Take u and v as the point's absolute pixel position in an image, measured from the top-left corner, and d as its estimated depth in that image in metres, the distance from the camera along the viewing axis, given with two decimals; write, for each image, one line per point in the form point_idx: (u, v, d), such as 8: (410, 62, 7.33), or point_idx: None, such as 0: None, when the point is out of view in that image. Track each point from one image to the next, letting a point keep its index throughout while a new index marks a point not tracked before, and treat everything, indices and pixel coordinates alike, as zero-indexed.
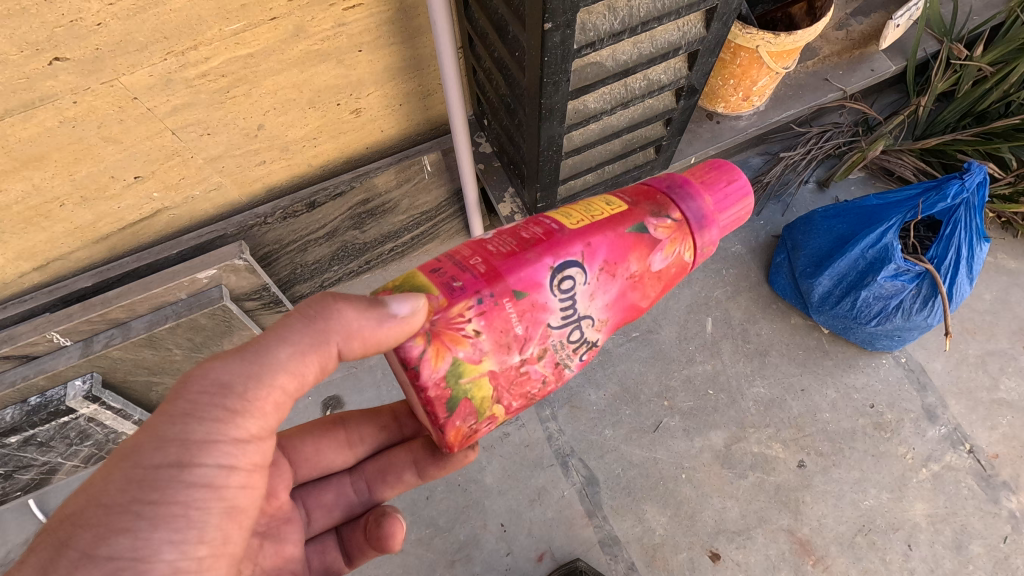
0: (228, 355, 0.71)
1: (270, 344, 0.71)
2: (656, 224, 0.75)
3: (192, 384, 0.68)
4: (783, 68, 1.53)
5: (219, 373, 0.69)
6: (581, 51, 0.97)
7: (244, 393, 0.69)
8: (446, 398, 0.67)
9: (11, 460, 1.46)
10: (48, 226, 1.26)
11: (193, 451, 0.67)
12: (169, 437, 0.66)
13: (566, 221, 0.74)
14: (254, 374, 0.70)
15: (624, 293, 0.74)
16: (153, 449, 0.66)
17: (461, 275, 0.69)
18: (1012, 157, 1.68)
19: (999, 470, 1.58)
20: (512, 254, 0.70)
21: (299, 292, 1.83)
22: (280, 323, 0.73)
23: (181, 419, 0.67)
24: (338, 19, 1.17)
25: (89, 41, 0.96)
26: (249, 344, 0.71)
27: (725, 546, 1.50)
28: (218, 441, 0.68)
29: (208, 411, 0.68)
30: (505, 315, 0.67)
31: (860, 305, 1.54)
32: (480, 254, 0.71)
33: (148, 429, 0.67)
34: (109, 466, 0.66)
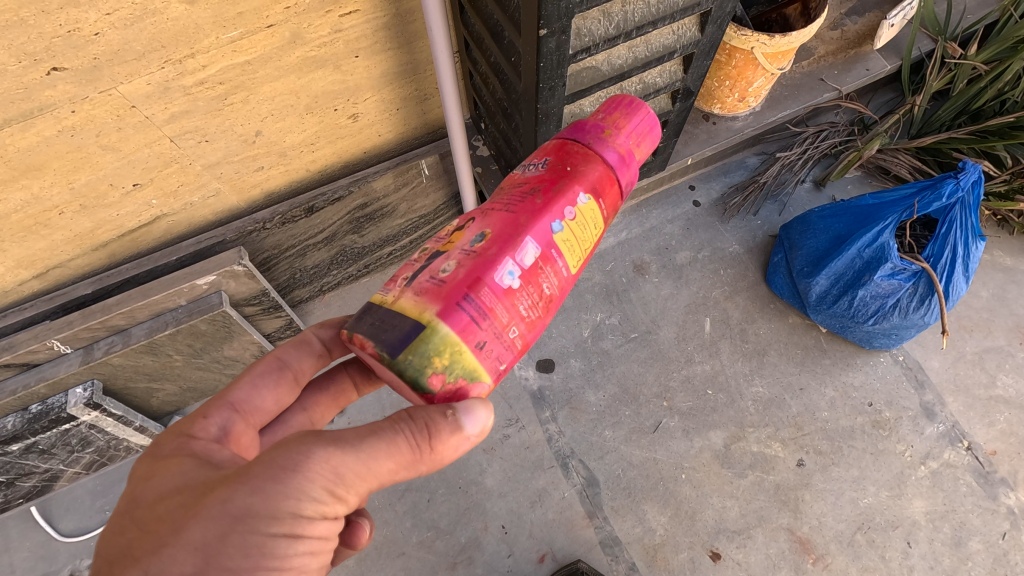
0: (347, 440, 0.62)
1: (378, 453, 0.63)
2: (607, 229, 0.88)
3: (306, 460, 0.59)
4: (778, 68, 1.54)
5: (336, 462, 0.61)
6: (576, 56, 0.97)
7: (352, 485, 0.62)
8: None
9: (12, 468, 1.46)
10: (47, 235, 1.26)
11: (304, 526, 0.59)
12: (284, 510, 0.58)
13: (568, 256, 0.78)
14: (363, 473, 0.62)
15: None
16: (269, 518, 0.57)
17: (506, 356, 0.72)
18: (1007, 155, 1.67)
19: (997, 467, 1.59)
20: (541, 318, 0.76)
21: (299, 296, 1.83)
22: (389, 430, 0.64)
23: (294, 494, 0.58)
24: (335, 25, 1.17)
25: (87, 51, 0.96)
26: (363, 441, 0.63)
27: (725, 545, 1.51)
28: (323, 518, 0.60)
29: (315, 494, 0.59)
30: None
31: (857, 304, 1.55)
32: (517, 322, 0.72)
33: (261, 491, 0.57)
34: (220, 526, 0.57)
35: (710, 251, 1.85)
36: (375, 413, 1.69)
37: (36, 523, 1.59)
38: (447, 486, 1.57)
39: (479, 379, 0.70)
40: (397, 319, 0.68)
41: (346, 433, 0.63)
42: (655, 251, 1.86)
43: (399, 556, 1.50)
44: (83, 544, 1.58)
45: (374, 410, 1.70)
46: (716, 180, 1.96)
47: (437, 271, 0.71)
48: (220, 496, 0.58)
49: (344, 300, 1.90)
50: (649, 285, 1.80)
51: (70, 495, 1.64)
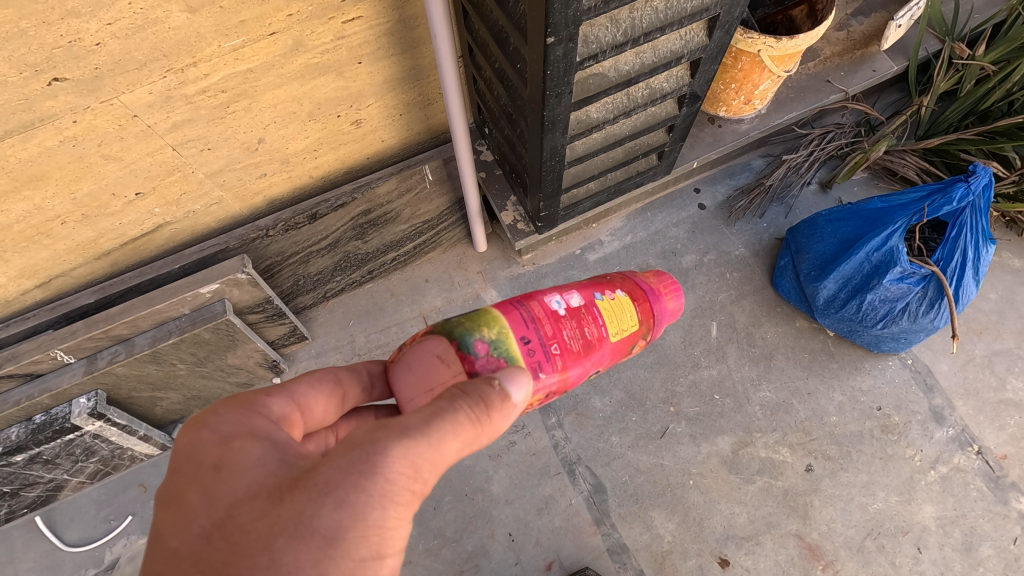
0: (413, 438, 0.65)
1: (446, 432, 0.66)
2: (645, 335, 1.03)
3: (387, 463, 0.63)
4: (784, 71, 1.52)
5: (409, 458, 0.64)
6: (583, 64, 0.96)
7: (427, 480, 0.66)
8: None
9: (17, 478, 1.46)
10: (49, 244, 1.25)
11: (387, 533, 0.64)
12: (369, 523, 0.63)
13: (602, 323, 0.95)
14: (434, 464, 0.66)
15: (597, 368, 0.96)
16: (358, 537, 0.62)
17: (543, 358, 0.88)
18: (1015, 156, 1.65)
19: (1007, 471, 1.57)
20: (573, 351, 0.91)
21: (302, 303, 1.80)
22: (449, 411, 0.68)
23: (376, 501, 0.63)
24: (337, 32, 1.16)
25: (88, 61, 0.95)
26: (429, 427, 0.66)
27: (733, 552, 1.50)
28: (401, 523, 0.65)
29: (398, 496, 0.64)
30: (554, 389, 0.91)
31: (866, 308, 1.53)
32: (558, 342, 0.90)
33: (348, 507, 0.62)
34: (314, 550, 0.60)
35: (716, 254, 1.84)
36: None
37: (40, 533, 1.58)
38: (453, 494, 1.56)
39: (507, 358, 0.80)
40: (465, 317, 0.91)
41: (406, 428, 0.66)
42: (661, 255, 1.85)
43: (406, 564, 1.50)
44: (88, 554, 1.56)
45: None
46: (721, 183, 1.94)
47: None
48: (307, 514, 0.61)
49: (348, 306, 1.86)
50: None
51: (74, 504, 1.62)
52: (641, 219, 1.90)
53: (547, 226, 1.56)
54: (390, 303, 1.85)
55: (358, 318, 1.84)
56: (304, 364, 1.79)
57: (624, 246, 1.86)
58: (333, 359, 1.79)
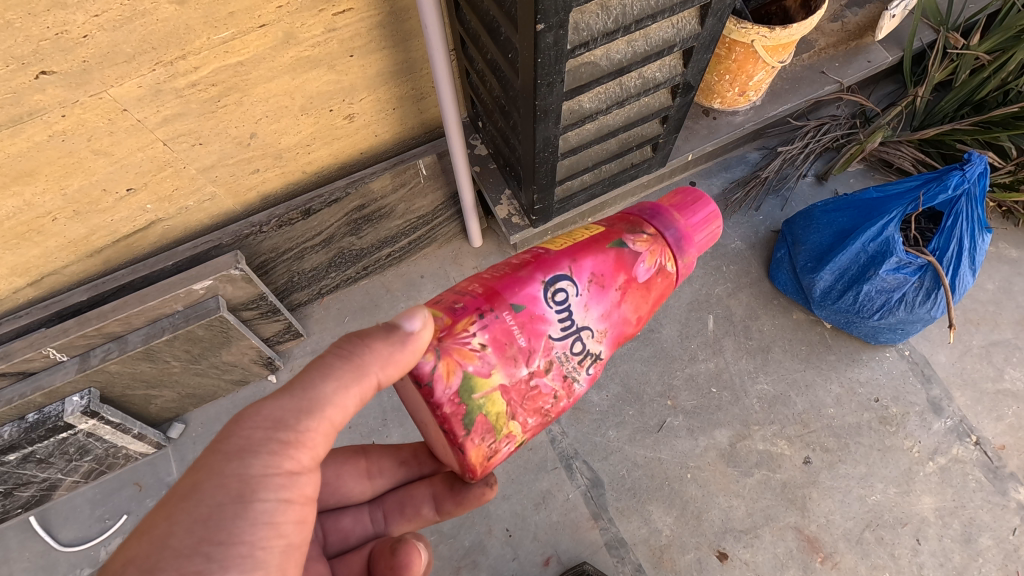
0: (277, 391, 0.70)
1: (315, 378, 0.70)
2: (634, 239, 0.78)
3: (245, 419, 0.68)
4: (779, 61, 1.52)
5: (272, 409, 0.68)
6: (574, 51, 0.95)
7: (298, 426, 0.68)
8: (461, 413, 0.69)
9: (11, 478, 1.45)
10: (40, 241, 1.24)
11: (255, 483, 0.65)
12: (228, 474, 0.65)
13: (552, 244, 0.78)
14: (304, 409, 0.68)
15: (618, 303, 0.76)
16: (214, 486, 0.64)
17: (461, 298, 0.72)
18: (1012, 146, 1.67)
19: (1006, 462, 1.57)
20: (505, 275, 0.73)
21: (297, 300, 1.78)
22: (319, 360, 0.71)
23: (236, 455, 0.66)
24: (328, 24, 1.15)
25: (76, 54, 0.95)
26: (295, 380, 0.70)
27: (732, 545, 1.49)
28: (275, 471, 0.67)
29: (261, 446, 0.66)
30: (506, 328, 0.70)
31: (862, 299, 1.53)
32: (478, 281, 0.75)
33: (205, 466, 0.66)
34: (170, 506, 0.64)
35: (712, 247, 1.83)
36: (376, 417, 1.68)
37: (35, 533, 1.57)
38: None
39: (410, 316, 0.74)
40: None
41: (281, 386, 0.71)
42: None
43: None
44: (84, 554, 1.55)
45: (375, 413, 1.68)
46: (717, 176, 1.94)
47: None
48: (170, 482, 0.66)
49: (343, 303, 1.84)
50: None
51: (69, 504, 1.61)
52: None
53: (542, 220, 1.56)
54: (385, 299, 1.84)
55: (353, 315, 1.83)
56: (300, 361, 1.78)
57: None
58: None
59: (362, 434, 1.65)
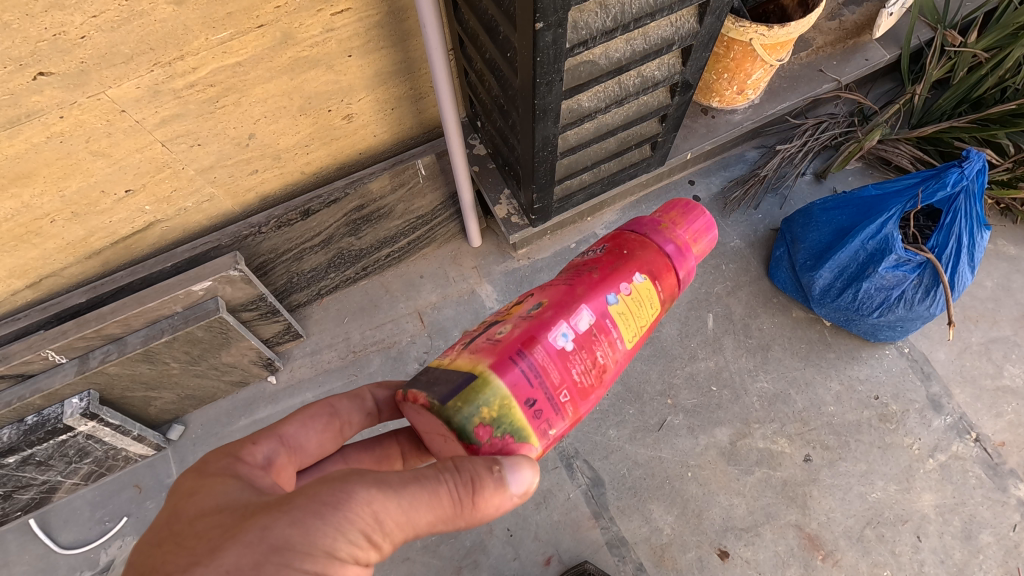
0: (389, 488, 0.64)
1: (424, 500, 0.65)
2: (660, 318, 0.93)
3: (353, 498, 0.62)
4: (777, 59, 1.52)
5: (377, 505, 0.63)
6: (573, 50, 0.95)
7: (387, 536, 0.63)
8: None
9: (10, 481, 1.44)
10: (39, 243, 1.24)
11: (335, 568, 0.60)
12: (318, 546, 0.59)
13: (625, 336, 0.84)
14: (399, 523, 0.64)
15: None
16: (304, 553, 0.58)
17: (556, 419, 0.77)
18: (1010, 143, 1.66)
19: (1006, 458, 1.57)
20: (590, 389, 0.80)
21: (296, 301, 1.78)
22: (434, 479, 0.66)
23: (332, 531, 0.60)
24: (326, 24, 1.15)
25: (74, 55, 0.94)
26: (409, 487, 0.64)
27: (733, 543, 1.49)
28: (351, 563, 0.61)
29: (353, 536, 0.61)
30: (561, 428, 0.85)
31: (861, 297, 1.53)
32: (567, 388, 0.77)
33: (300, 523, 0.60)
34: (258, 553, 0.57)
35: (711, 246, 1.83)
36: None
37: (35, 536, 1.57)
38: None
39: (505, 435, 0.73)
40: (451, 374, 0.75)
41: (391, 480, 0.65)
42: None
43: (404, 561, 1.49)
44: (83, 556, 1.55)
45: None
46: (716, 175, 1.94)
47: (493, 333, 0.79)
48: (261, 523, 0.60)
49: (342, 304, 1.84)
50: None
51: (69, 506, 1.60)
52: (635, 211, 1.90)
53: (541, 220, 1.56)
54: (385, 299, 1.84)
55: (352, 315, 1.82)
56: (299, 362, 1.77)
57: None
58: (328, 357, 1.77)
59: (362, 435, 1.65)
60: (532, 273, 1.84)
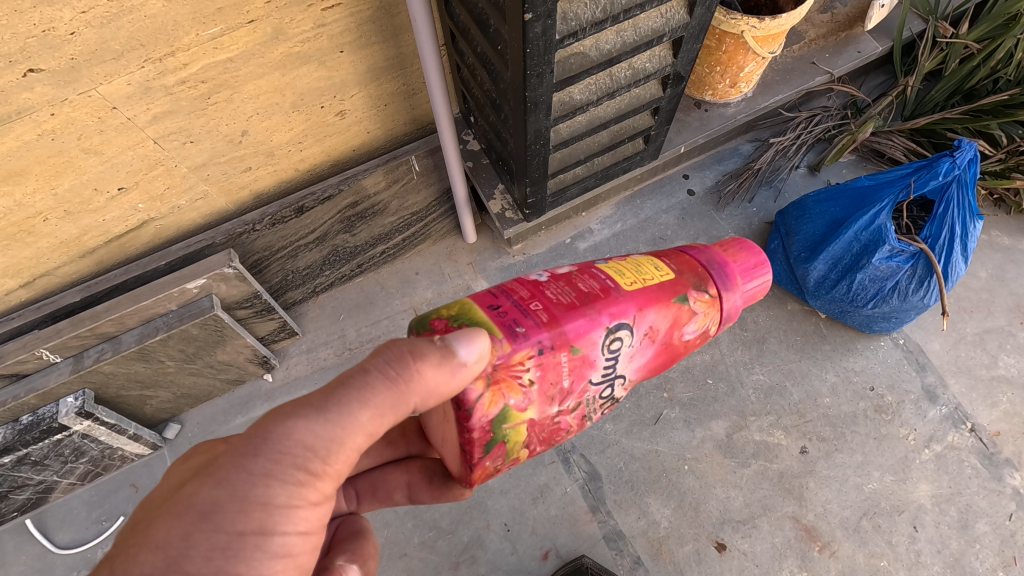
0: (309, 411, 0.65)
1: (352, 403, 0.66)
2: (696, 297, 0.79)
3: (275, 441, 0.63)
4: (769, 52, 1.52)
5: (303, 433, 0.64)
6: (562, 42, 0.96)
7: (327, 455, 0.65)
8: (486, 439, 0.69)
9: (6, 481, 1.44)
10: (31, 242, 1.24)
11: (276, 515, 0.62)
12: (250, 500, 0.61)
13: (620, 279, 0.76)
14: (336, 435, 0.65)
15: (658, 354, 0.79)
16: (235, 513, 0.61)
17: (523, 321, 0.69)
18: (1002, 133, 1.68)
19: (1001, 448, 1.57)
20: (571, 306, 0.71)
21: (291, 298, 1.78)
22: (360, 376, 0.67)
23: (261, 480, 0.62)
24: (317, 20, 1.15)
25: (64, 52, 0.94)
26: (331, 399, 0.66)
27: (730, 536, 1.49)
28: (298, 504, 0.63)
29: (287, 475, 0.63)
30: (558, 368, 0.69)
31: (856, 288, 1.54)
32: (540, 299, 0.72)
33: (224, 483, 0.61)
34: (187, 524, 0.60)
35: (706, 240, 1.83)
36: None
37: (31, 536, 1.56)
38: None
39: (463, 324, 0.70)
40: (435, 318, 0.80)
41: (313, 401, 0.66)
42: (651, 242, 1.84)
43: (401, 557, 1.49)
44: (80, 557, 1.55)
45: None
46: (710, 169, 1.94)
47: None
48: (188, 493, 0.62)
49: (338, 301, 1.84)
50: None
51: (65, 506, 1.60)
52: (630, 206, 1.90)
53: (535, 214, 1.56)
54: (380, 296, 1.84)
55: (348, 313, 1.82)
56: (295, 360, 1.77)
57: (614, 234, 1.86)
58: (324, 354, 1.77)
59: None
60: (527, 268, 1.83)
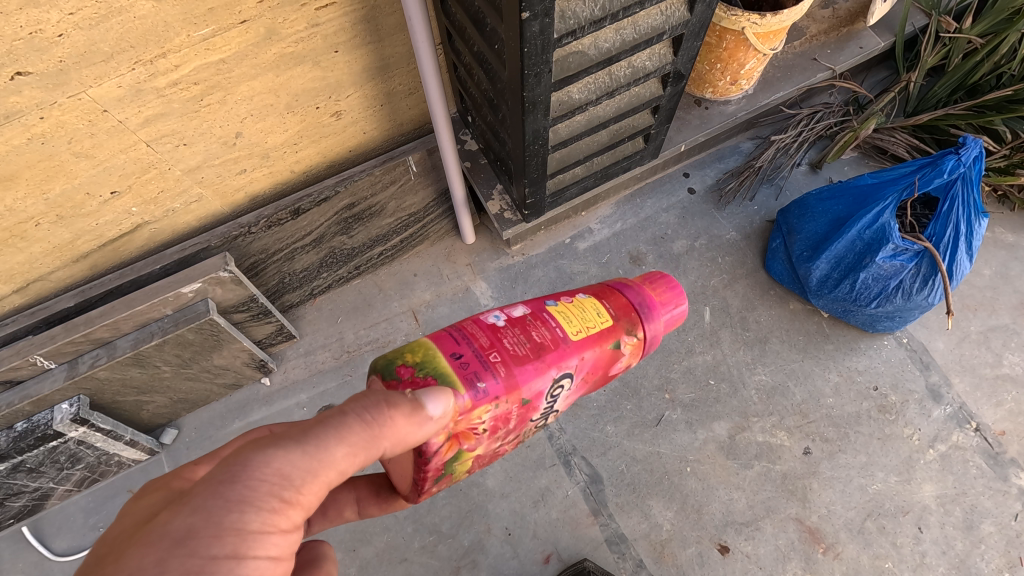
0: (289, 442, 0.64)
1: (329, 438, 0.65)
2: (628, 342, 0.86)
3: (252, 467, 0.61)
4: (770, 49, 1.50)
5: (280, 461, 0.62)
6: (561, 40, 0.94)
7: (302, 486, 0.63)
8: (438, 473, 0.79)
9: (1, 489, 1.42)
10: (24, 247, 1.22)
11: (250, 541, 0.59)
12: (225, 525, 0.58)
13: (568, 328, 0.83)
14: (311, 469, 0.64)
15: (587, 387, 0.88)
16: (210, 537, 0.57)
17: (483, 375, 0.76)
18: (1007, 129, 1.65)
19: (1006, 447, 1.56)
20: (525, 361, 0.78)
21: (289, 301, 1.76)
22: (338, 415, 0.67)
23: (236, 505, 0.59)
24: (311, 19, 1.13)
25: (52, 54, 0.92)
26: (310, 433, 0.65)
27: (733, 538, 1.48)
28: (271, 530, 0.61)
29: (262, 501, 0.61)
30: (507, 415, 0.78)
31: (859, 287, 1.52)
32: (498, 350, 0.78)
33: (201, 509, 0.58)
34: (160, 550, 0.56)
35: (707, 239, 1.82)
36: None
37: (28, 543, 1.55)
38: (448, 489, 1.53)
39: (427, 377, 0.75)
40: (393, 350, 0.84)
41: (291, 435, 0.65)
42: (652, 241, 1.83)
43: (401, 562, 1.47)
44: (77, 564, 1.53)
45: None
46: (710, 166, 1.92)
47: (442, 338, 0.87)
48: (161, 521, 0.58)
49: (336, 303, 1.82)
50: None
51: (62, 512, 1.58)
52: (630, 205, 1.88)
53: (534, 215, 1.54)
54: (378, 298, 1.82)
55: (346, 315, 1.80)
56: (293, 363, 1.75)
57: (614, 233, 1.84)
58: (322, 357, 1.75)
59: None
60: (526, 269, 1.81)
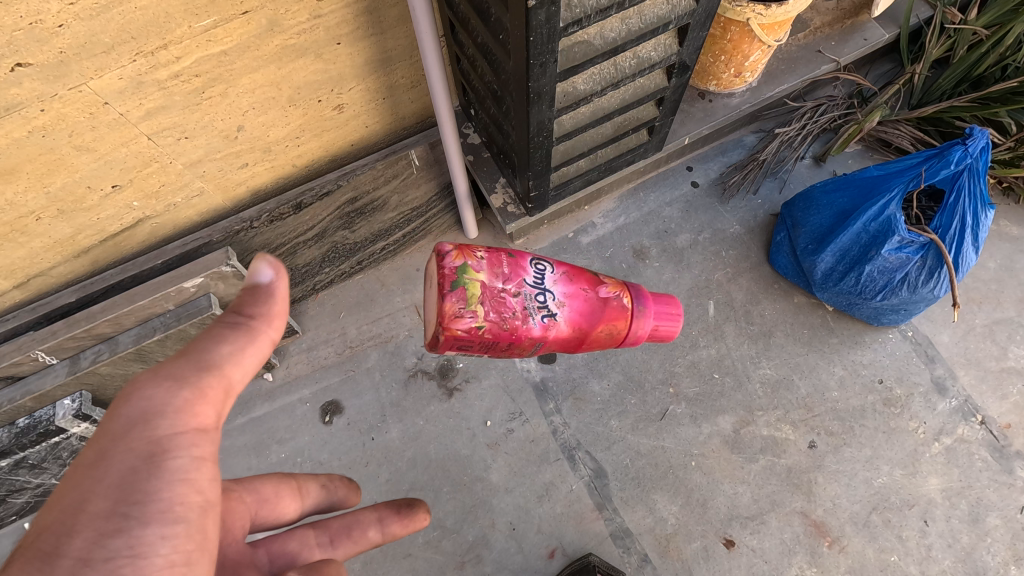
0: (168, 360, 0.66)
1: (206, 344, 0.67)
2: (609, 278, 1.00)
3: (136, 390, 0.63)
4: (774, 40, 1.49)
5: (162, 373, 0.65)
6: (567, 29, 0.93)
7: (196, 394, 0.65)
8: (452, 278, 0.88)
9: (4, 485, 1.41)
10: (25, 242, 1.21)
11: (162, 449, 0.62)
12: (133, 438, 0.62)
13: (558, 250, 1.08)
14: (198, 376, 0.65)
15: (580, 297, 0.95)
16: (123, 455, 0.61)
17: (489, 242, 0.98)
18: (1011, 121, 1.65)
19: (1012, 441, 1.55)
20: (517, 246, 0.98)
21: (291, 297, 1.75)
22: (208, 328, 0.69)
23: (139, 424, 0.62)
24: (313, 11, 1.12)
25: (52, 45, 0.91)
26: (186, 347, 0.67)
27: (738, 532, 1.47)
28: (183, 439, 0.64)
29: (161, 415, 0.63)
30: (503, 255, 0.92)
31: (865, 280, 1.51)
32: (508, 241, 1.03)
33: (107, 437, 0.62)
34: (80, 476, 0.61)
35: (711, 233, 1.81)
36: (375, 413, 1.63)
37: None
38: (452, 484, 1.53)
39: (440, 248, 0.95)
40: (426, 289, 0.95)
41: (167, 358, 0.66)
42: (655, 235, 1.82)
43: (406, 557, 1.47)
44: None
45: (374, 409, 1.63)
46: (714, 160, 1.92)
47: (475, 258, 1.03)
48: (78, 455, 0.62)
49: (338, 299, 1.80)
50: (650, 270, 1.76)
51: None
52: (634, 199, 1.87)
53: (537, 208, 1.53)
54: (381, 293, 1.80)
55: (349, 310, 1.78)
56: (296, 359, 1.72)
57: (618, 227, 1.83)
58: (325, 353, 1.72)
59: (360, 430, 1.61)
60: None
